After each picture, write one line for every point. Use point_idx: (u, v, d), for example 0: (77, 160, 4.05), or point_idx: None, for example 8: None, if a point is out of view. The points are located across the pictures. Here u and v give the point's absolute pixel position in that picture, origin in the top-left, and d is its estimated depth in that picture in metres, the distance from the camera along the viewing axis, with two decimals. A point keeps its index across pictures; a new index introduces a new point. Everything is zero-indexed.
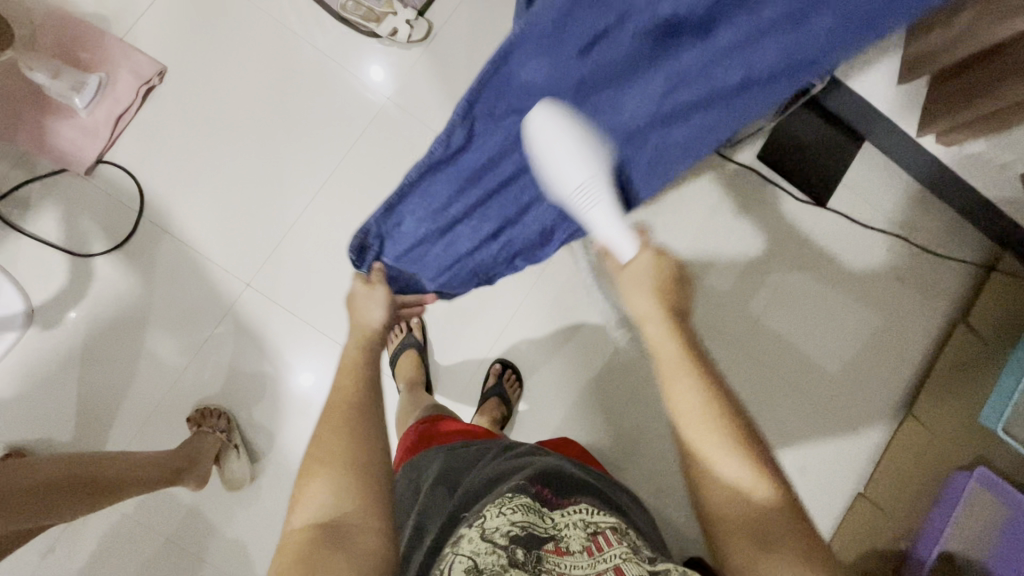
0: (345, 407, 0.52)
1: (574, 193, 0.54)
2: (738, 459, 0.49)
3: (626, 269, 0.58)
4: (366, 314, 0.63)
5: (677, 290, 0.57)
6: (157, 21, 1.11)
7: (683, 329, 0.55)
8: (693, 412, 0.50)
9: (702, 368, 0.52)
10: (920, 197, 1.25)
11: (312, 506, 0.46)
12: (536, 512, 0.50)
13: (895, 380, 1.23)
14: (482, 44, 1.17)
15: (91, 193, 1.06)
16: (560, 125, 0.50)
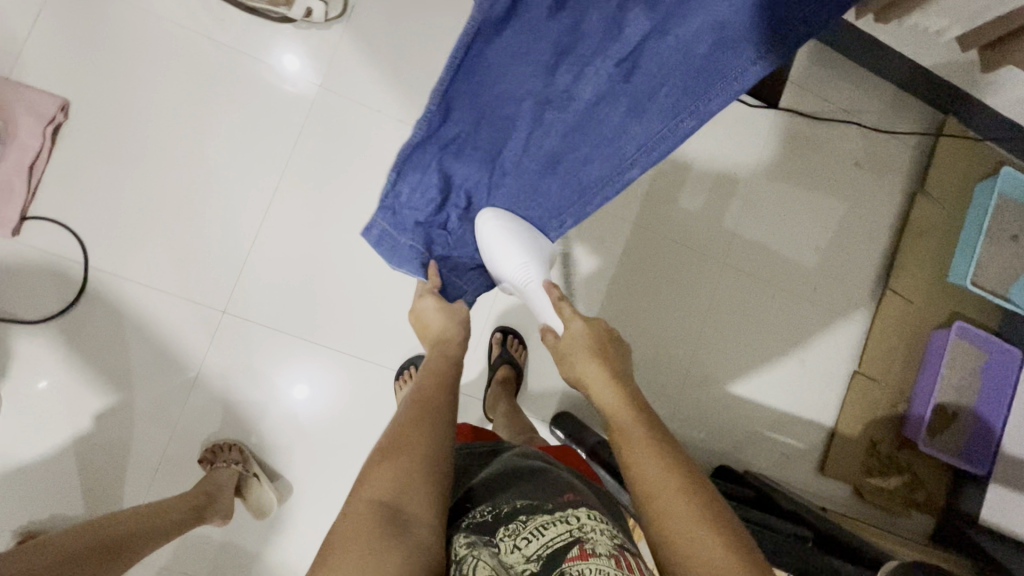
0: (432, 410, 0.57)
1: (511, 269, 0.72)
2: (689, 515, 0.47)
3: (563, 339, 0.70)
4: (438, 324, 0.70)
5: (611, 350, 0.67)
6: (43, 50, 0.99)
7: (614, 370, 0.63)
8: (625, 433, 0.56)
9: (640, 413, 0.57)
10: (864, 79, 1.27)
11: (382, 484, 0.49)
12: (555, 523, 0.49)
13: (871, 260, 1.28)
14: (402, 9, 1.10)
15: (26, 253, 0.98)
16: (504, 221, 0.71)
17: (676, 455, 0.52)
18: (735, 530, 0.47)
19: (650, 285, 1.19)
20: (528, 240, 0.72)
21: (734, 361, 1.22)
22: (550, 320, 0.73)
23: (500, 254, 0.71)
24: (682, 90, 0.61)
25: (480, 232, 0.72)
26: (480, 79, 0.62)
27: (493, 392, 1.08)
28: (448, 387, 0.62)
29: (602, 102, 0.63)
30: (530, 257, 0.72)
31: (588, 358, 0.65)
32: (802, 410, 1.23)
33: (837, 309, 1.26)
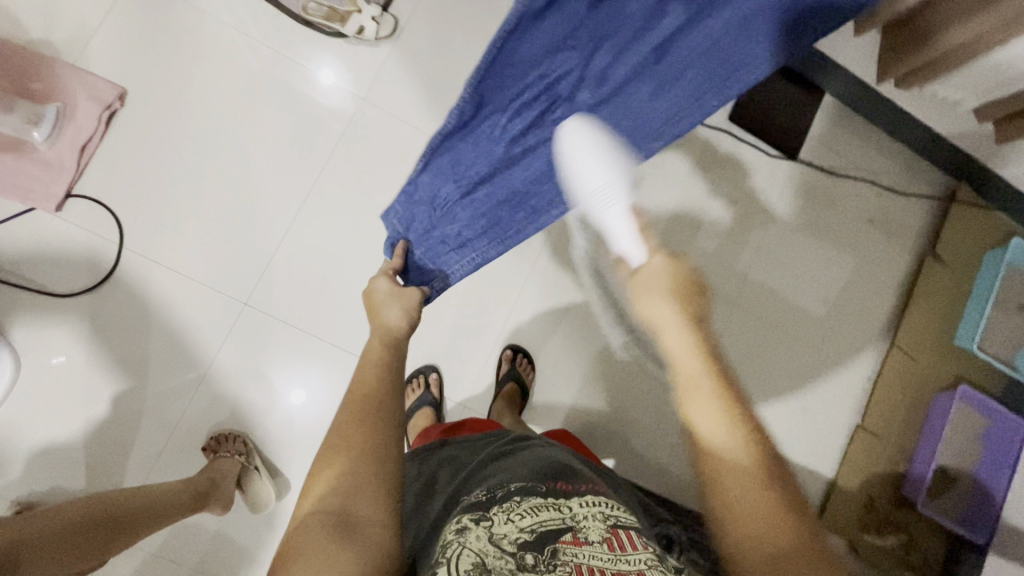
0: (370, 404, 0.53)
1: (591, 190, 0.61)
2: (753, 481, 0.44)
3: (636, 273, 0.57)
4: (387, 313, 0.66)
5: (698, 299, 0.53)
6: (110, 42, 1.06)
7: (696, 317, 0.52)
8: (698, 383, 0.48)
9: (709, 353, 0.50)
10: (881, 141, 1.32)
11: (327, 489, 0.46)
12: (550, 508, 0.48)
13: (879, 315, 1.30)
14: (447, 35, 1.16)
15: (66, 229, 1.02)
16: (585, 136, 0.63)
17: (742, 415, 0.47)
18: (784, 487, 0.44)
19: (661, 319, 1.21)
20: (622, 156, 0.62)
21: None
22: (626, 249, 0.58)
23: (583, 169, 0.62)
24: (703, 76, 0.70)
25: (565, 147, 0.63)
26: (512, 66, 0.71)
27: (496, 407, 1.08)
28: (388, 375, 0.57)
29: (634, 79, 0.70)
30: (618, 171, 0.61)
31: (663, 293, 0.53)
32: (801, 458, 1.23)
33: (843, 361, 1.28)
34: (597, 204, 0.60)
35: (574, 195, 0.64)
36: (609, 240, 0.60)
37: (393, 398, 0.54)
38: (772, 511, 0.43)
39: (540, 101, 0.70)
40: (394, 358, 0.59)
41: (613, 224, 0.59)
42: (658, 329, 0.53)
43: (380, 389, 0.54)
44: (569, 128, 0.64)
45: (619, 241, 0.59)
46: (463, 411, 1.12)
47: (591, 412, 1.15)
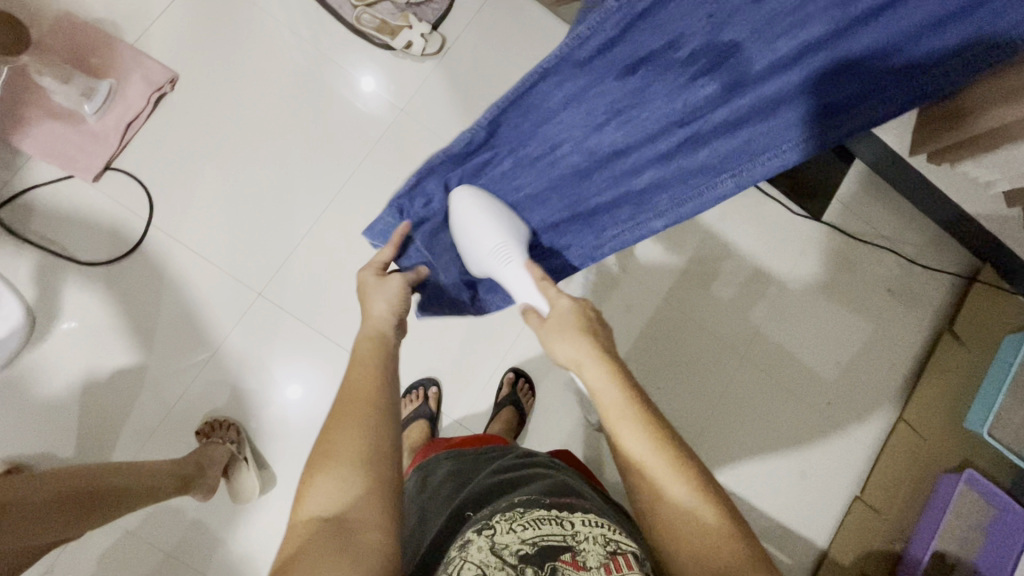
0: (365, 405, 0.52)
1: (488, 253, 0.70)
2: (687, 505, 0.48)
3: (546, 319, 0.61)
4: (376, 307, 0.62)
5: (600, 335, 0.59)
6: (170, 29, 1.10)
7: (616, 364, 0.56)
8: (618, 408, 0.53)
9: (628, 384, 0.54)
10: (906, 213, 1.32)
11: (320, 498, 0.46)
12: (552, 521, 0.48)
13: (890, 387, 1.28)
14: (489, 59, 1.19)
15: (99, 200, 1.04)
16: (477, 205, 0.71)
17: (663, 439, 0.51)
18: (718, 498, 0.48)
19: (663, 363, 1.21)
20: (512, 221, 0.73)
21: (733, 452, 1.21)
22: (530, 299, 0.67)
23: (474, 235, 0.70)
24: (716, 161, 0.65)
25: (455, 212, 0.71)
26: (530, 111, 0.66)
27: (493, 430, 1.07)
28: (386, 373, 0.56)
29: (642, 153, 0.68)
30: (508, 234, 0.71)
31: (570, 333, 0.59)
32: (792, 523, 1.20)
33: (848, 429, 1.25)
34: (496, 263, 0.70)
35: (474, 256, 0.72)
36: (512, 291, 0.69)
37: (389, 401, 0.53)
38: (707, 520, 0.47)
39: (561, 146, 0.70)
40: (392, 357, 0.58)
41: (512, 279, 0.68)
42: (581, 365, 0.57)
43: (375, 390, 0.53)
44: (456, 201, 0.72)
45: (522, 292, 0.67)
46: (458, 430, 1.12)
47: (585, 447, 1.13)
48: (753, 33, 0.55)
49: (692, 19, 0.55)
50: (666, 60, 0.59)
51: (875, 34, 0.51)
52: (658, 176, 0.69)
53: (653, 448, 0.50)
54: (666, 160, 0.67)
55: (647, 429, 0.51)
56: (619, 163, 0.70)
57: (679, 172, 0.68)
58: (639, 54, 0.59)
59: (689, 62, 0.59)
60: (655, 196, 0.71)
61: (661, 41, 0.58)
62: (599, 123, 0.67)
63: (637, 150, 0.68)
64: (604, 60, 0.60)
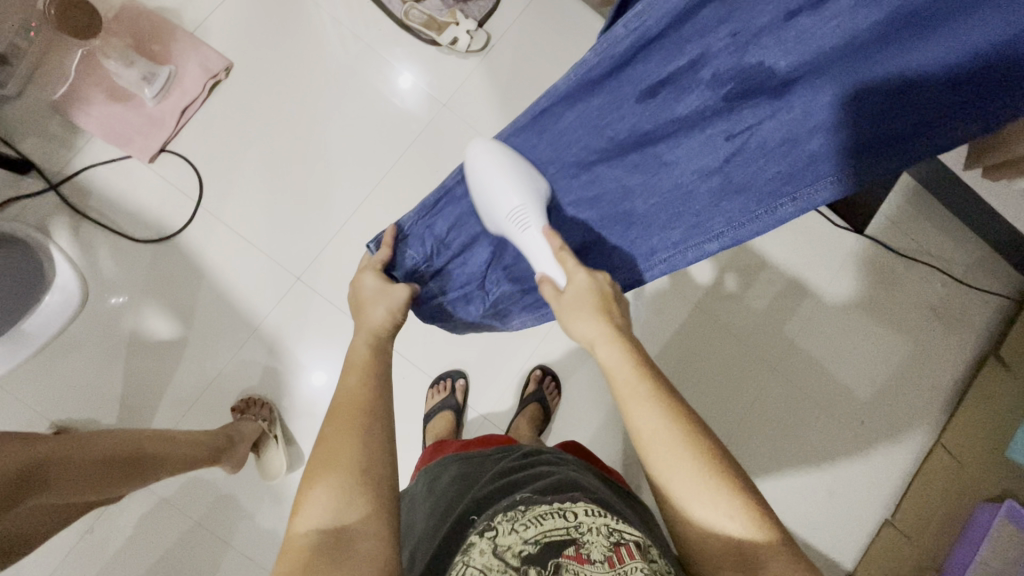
0: (356, 411, 0.52)
1: (506, 216, 0.64)
2: (710, 485, 0.48)
3: (563, 294, 0.60)
4: (371, 312, 0.62)
5: (618, 307, 0.59)
6: (227, 19, 1.15)
7: (631, 340, 0.56)
8: (634, 386, 0.52)
9: (640, 357, 0.55)
10: (954, 229, 1.27)
11: (314, 508, 0.45)
12: (555, 514, 0.47)
13: (928, 409, 1.23)
14: (532, 58, 1.20)
15: (153, 181, 1.09)
16: (495, 153, 0.65)
17: (674, 412, 0.51)
18: (728, 467, 0.49)
19: (691, 370, 1.20)
20: (534, 174, 0.66)
21: (757, 463, 1.19)
22: (548, 269, 0.63)
23: (492, 188, 0.64)
24: (779, 174, 0.60)
25: (471, 162, 0.66)
26: (549, 134, 0.66)
27: (517, 426, 1.08)
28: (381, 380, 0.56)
29: (683, 170, 0.64)
30: (530, 195, 0.65)
31: (586, 312, 0.58)
32: (816, 540, 1.18)
33: (881, 450, 1.21)
34: (515, 227, 0.64)
35: (490, 215, 0.66)
36: (531, 258, 0.65)
37: (379, 400, 0.54)
38: (728, 498, 0.48)
39: (587, 169, 0.67)
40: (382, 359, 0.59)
41: (530, 245, 0.64)
42: (597, 344, 0.56)
43: (364, 395, 0.53)
44: (472, 148, 0.66)
45: (542, 259, 0.64)
46: (483, 424, 1.13)
47: (608, 449, 1.13)
48: (783, 51, 0.54)
49: (714, 39, 0.55)
50: (690, 80, 0.59)
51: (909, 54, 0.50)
52: (708, 193, 0.64)
53: (670, 424, 0.50)
54: (713, 176, 0.63)
55: (664, 403, 0.51)
56: (648, 187, 0.66)
57: (733, 187, 0.63)
58: (659, 76, 0.59)
59: (715, 84, 0.58)
60: (702, 219, 0.66)
61: (684, 60, 0.57)
62: (622, 145, 0.65)
63: (675, 169, 0.64)
64: (622, 79, 0.60)
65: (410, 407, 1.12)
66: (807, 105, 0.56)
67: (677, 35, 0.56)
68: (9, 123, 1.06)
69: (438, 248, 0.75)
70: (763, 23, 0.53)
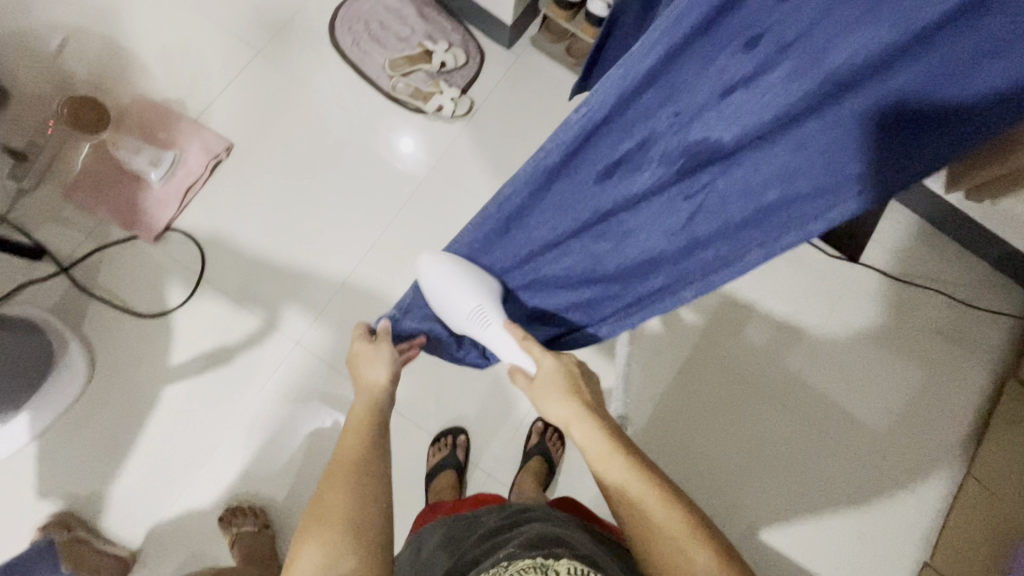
0: (349, 468, 0.52)
1: (465, 318, 0.65)
2: (691, 548, 0.48)
3: (534, 379, 0.61)
4: (371, 372, 0.61)
5: (586, 388, 0.60)
6: (228, 104, 1.23)
7: (604, 417, 0.57)
8: (608, 457, 0.53)
9: (611, 430, 0.56)
10: (951, 251, 1.26)
11: (307, 566, 0.45)
12: (536, 570, 0.45)
13: (951, 439, 1.18)
14: (516, 118, 1.26)
15: (158, 258, 1.14)
16: (447, 264, 0.65)
17: (648, 479, 0.51)
18: (696, 520, 0.49)
19: (698, 413, 1.17)
20: (480, 273, 0.65)
21: (776, 507, 1.13)
22: (517, 359, 0.64)
23: (449, 297, 0.65)
24: (765, 219, 0.52)
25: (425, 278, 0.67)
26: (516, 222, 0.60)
27: (522, 481, 1.05)
28: (372, 441, 0.56)
29: (653, 234, 0.58)
30: (484, 292, 0.65)
31: (557, 394, 0.59)
32: None
33: (907, 486, 1.15)
34: (477, 326, 0.65)
35: (451, 318, 0.67)
36: (495, 352, 0.66)
37: (371, 459, 0.54)
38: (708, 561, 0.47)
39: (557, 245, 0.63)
40: (380, 425, 0.58)
41: (495, 342, 0.65)
42: (571, 427, 0.57)
43: (357, 455, 0.53)
44: (421, 262, 0.67)
45: (507, 353, 0.65)
46: (487, 480, 1.10)
47: None
48: (726, 126, 0.46)
49: (657, 120, 0.47)
50: (639, 160, 0.51)
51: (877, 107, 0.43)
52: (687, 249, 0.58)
53: (645, 491, 0.51)
54: (687, 235, 0.56)
55: (640, 469, 0.52)
56: (617, 254, 0.61)
57: (714, 240, 0.56)
58: (614, 156, 0.51)
59: (665, 159, 0.50)
60: (684, 272, 0.60)
61: (631, 142, 0.50)
62: (584, 220, 0.59)
63: (643, 236, 0.58)
64: (577, 165, 0.53)
65: (412, 468, 1.10)
66: (776, 155, 0.47)
67: (617, 120, 0.47)
68: (23, 213, 1.13)
69: (447, 321, 0.72)
70: (699, 101, 0.45)
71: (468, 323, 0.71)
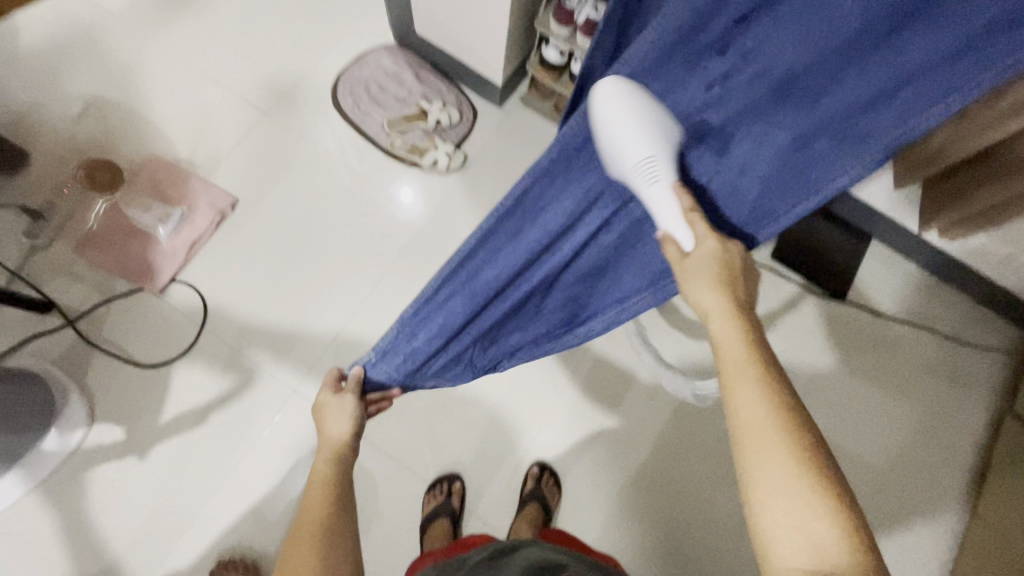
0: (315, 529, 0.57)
1: (632, 168, 0.56)
2: (797, 479, 0.46)
3: (688, 257, 0.57)
4: (332, 427, 0.68)
5: (742, 283, 0.56)
6: (235, 163, 1.30)
7: (747, 324, 0.54)
8: (739, 365, 0.51)
9: (753, 339, 0.52)
10: (936, 288, 1.29)
11: None
12: None
13: (953, 477, 1.17)
14: (508, 170, 1.33)
15: (162, 310, 1.18)
16: (629, 99, 0.55)
17: (778, 397, 0.49)
18: (816, 455, 0.47)
19: (699, 456, 1.14)
20: (661, 120, 0.56)
21: None
22: (674, 230, 0.57)
23: (617, 142, 0.56)
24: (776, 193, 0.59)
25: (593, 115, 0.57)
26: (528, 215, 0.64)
27: (518, 529, 1.03)
28: (337, 500, 0.60)
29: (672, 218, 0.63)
30: (661, 145, 0.56)
31: (707, 282, 0.55)
32: None
33: (911, 528, 1.13)
34: (642, 180, 0.56)
35: (612, 167, 0.58)
36: (655, 215, 0.58)
37: (336, 518, 0.58)
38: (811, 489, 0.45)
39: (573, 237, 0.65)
40: (343, 483, 0.63)
41: (659, 202, 0.57)
42: (710, 323, 0.54)
43: (324, 516, 0.58)
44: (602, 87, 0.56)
45: (667, 220, 0.57)
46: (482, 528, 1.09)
47: (615, 546, 1.08)
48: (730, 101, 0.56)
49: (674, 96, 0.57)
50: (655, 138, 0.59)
51: (850, 85, 0.51)
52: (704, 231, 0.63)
53: (769, 410, 0.48)
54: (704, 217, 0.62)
55: (770, 383, 0.49)
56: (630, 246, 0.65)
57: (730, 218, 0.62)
58: None
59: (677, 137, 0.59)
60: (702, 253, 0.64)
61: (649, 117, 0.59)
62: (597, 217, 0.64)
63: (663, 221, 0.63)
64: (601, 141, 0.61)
65: (407, 517, 1.09)
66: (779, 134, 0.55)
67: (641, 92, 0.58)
68: (35, 269, 1.18)
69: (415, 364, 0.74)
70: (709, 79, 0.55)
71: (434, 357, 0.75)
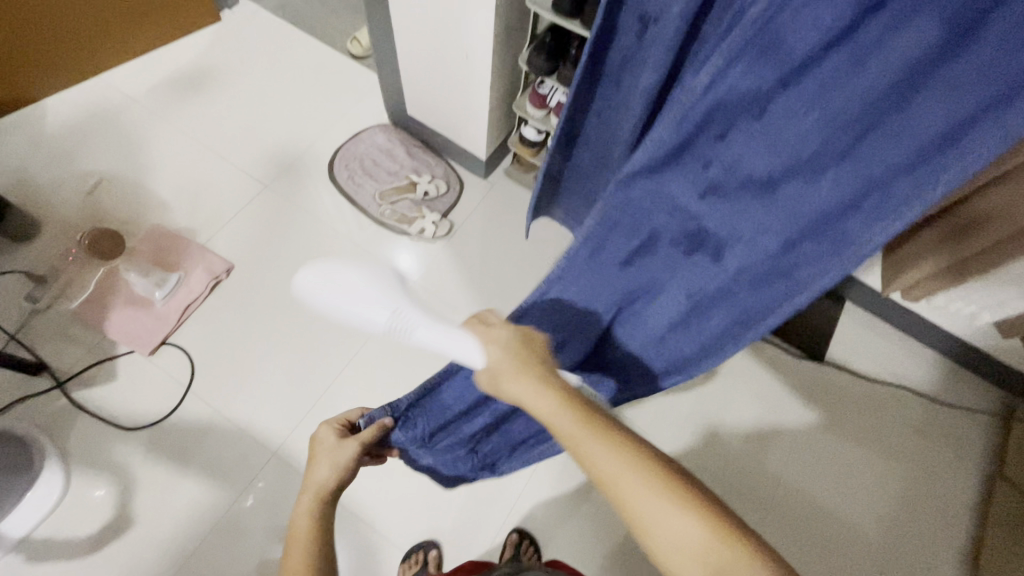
0: None
1: (385, 331, 0.55)
2: (664, 496, 0.45)
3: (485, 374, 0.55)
4: (319, 471, 0.64)
5: (536, 356, 0.56)
6: (234, 231, 1.37)
7: (547, 366, 0.54)
8: (561, 410, 0.50)
9: (565, 384, 0.52)
10: (914, 349, 1.31)
11: None
12: None
13: (947, 545, 1.13)
14: (492, 237, 1.40)
15: (152, 372, 1.21)
16: (323, 268, 0.57)
17: (612, 427, 0.49)
18: (668, 468, 0.47)
19: None
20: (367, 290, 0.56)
21: None
22: (470, 359, 0.56)
23: (356, 312, 0.56)
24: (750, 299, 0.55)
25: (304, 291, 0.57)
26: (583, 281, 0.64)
27: None
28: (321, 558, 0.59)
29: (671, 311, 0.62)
30: (385, 298, 0.56)
31: (512, 373, 0.54)
32: None
33: None
34: (400, 332, 0.55)
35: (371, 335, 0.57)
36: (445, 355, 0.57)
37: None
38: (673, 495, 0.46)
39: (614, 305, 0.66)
40: (325, 539, 0.61)
41: (433, 341, 0.56)
42: (514, 379, 0.53)
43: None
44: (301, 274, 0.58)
45: (448, 347, 0.56)
46: None
47: None
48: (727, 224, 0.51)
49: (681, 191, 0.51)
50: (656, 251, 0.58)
51: (837, 176, 0.43)
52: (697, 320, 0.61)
53: (612, 439, 0.48)
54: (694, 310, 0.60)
55: (597, 420, 0.49)
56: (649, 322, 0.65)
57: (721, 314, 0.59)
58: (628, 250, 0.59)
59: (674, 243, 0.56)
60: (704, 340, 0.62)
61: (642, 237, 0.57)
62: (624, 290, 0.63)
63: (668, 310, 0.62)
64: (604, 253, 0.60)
65: None
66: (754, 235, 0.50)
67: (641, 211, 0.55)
68: (32, 332, 1.22)
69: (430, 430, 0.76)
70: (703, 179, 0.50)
71: (445, 425, 0.77)
